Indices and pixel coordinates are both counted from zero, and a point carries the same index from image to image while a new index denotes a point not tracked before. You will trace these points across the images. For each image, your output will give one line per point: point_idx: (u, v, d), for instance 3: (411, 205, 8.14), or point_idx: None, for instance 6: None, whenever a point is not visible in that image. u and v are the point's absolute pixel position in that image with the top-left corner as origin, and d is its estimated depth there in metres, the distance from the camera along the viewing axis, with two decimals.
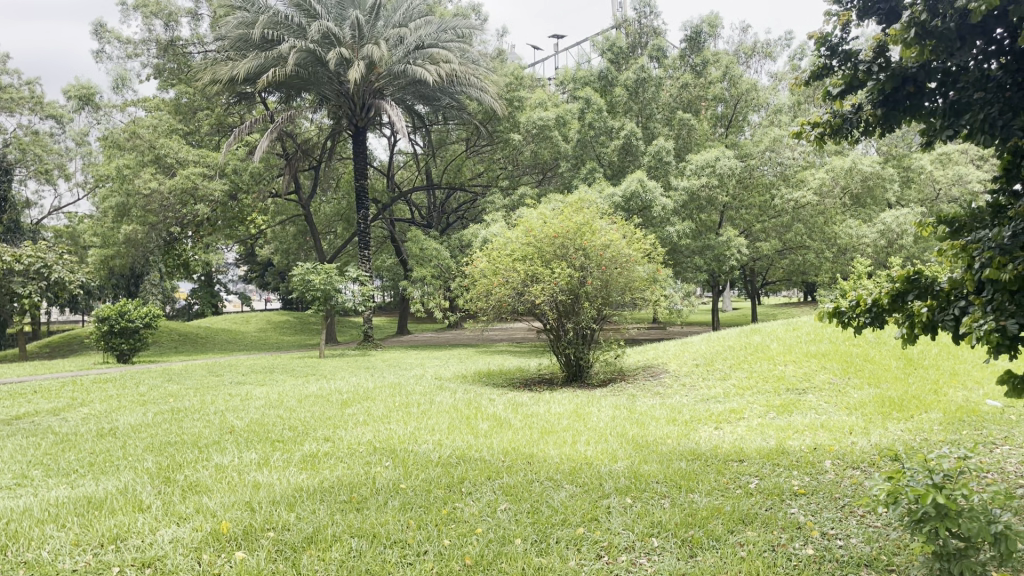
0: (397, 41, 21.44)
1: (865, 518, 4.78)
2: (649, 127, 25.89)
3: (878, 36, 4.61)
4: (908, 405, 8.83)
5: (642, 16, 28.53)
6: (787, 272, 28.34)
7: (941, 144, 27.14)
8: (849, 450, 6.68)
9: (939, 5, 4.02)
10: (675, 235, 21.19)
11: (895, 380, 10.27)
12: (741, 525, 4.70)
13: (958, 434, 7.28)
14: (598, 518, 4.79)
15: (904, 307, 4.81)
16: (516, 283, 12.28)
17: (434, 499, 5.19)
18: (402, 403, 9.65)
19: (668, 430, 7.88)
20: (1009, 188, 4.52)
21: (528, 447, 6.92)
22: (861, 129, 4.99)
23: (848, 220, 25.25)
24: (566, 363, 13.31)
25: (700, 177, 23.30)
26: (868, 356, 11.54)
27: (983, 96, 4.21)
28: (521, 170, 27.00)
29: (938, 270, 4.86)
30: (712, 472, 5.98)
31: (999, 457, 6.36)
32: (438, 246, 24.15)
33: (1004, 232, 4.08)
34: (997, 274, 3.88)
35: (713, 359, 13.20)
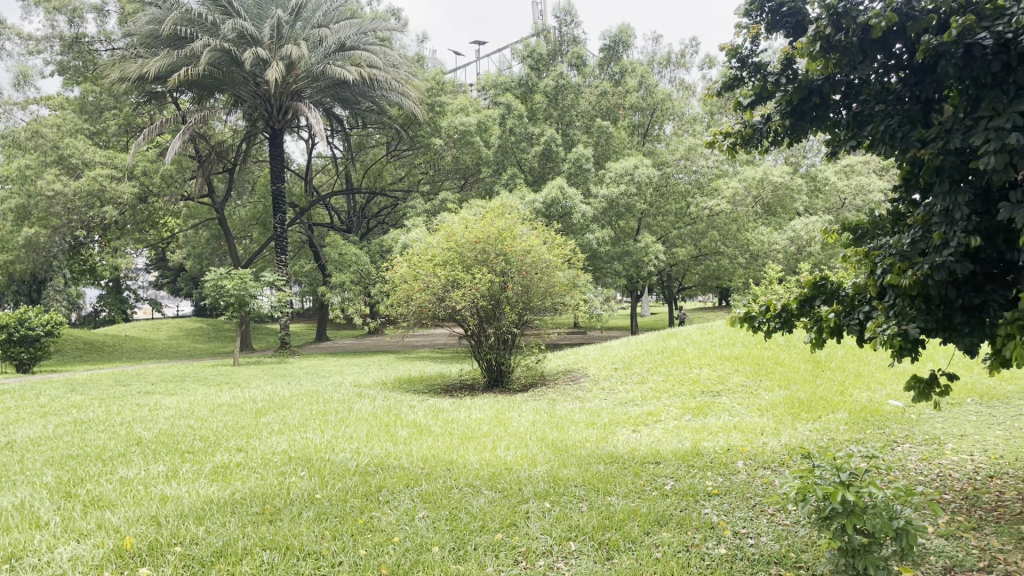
0: (316, 43, 21.14)
1: (774, 517, 4.92)
2: (567, 133, 26.03)
3: (785, 48, 4.76)
4: (816, 406, 9.15)
5: (562, 24, 28.91)
6: (702, 277, 29.00)
7: (846, 156, 28.25)
8: (760, 451, 6.88)
9: (841, 20, 4.21)
10: (594, 243, 21.41)
11: (803, 381, 10.64)
12: (656, 527, 4.76)
13: (863, 433, 7.58)
14: (516, 524, 4.79)
15: (810, 312, 4.99)
16: (436, 289, 12.19)
17: (350, 508, 5.10)
18: (319, 412, 9.43)
19: (586, 434, 7.95)
20: (907, 198, 4.78)
21: (448, 453, 6.87)
22: (769, 138, 5.21)
23: (760, 227, 25.99)
24: (487, 369, 13.28)
25: (619, 184, 23.53)
26: (778, 359, 11.94)
27: (883, 108, 4.42)
28: (443, 175, 26.89)
29: (842, 277, 5.09)
30: (629, 474, 6.07)
31: (901, 455, 6.65)
32: (357, 252, 23.79)
33: (903, 240, 4.32)
34: (898, 281, 4.10)
35: (632, 363, 13.39)
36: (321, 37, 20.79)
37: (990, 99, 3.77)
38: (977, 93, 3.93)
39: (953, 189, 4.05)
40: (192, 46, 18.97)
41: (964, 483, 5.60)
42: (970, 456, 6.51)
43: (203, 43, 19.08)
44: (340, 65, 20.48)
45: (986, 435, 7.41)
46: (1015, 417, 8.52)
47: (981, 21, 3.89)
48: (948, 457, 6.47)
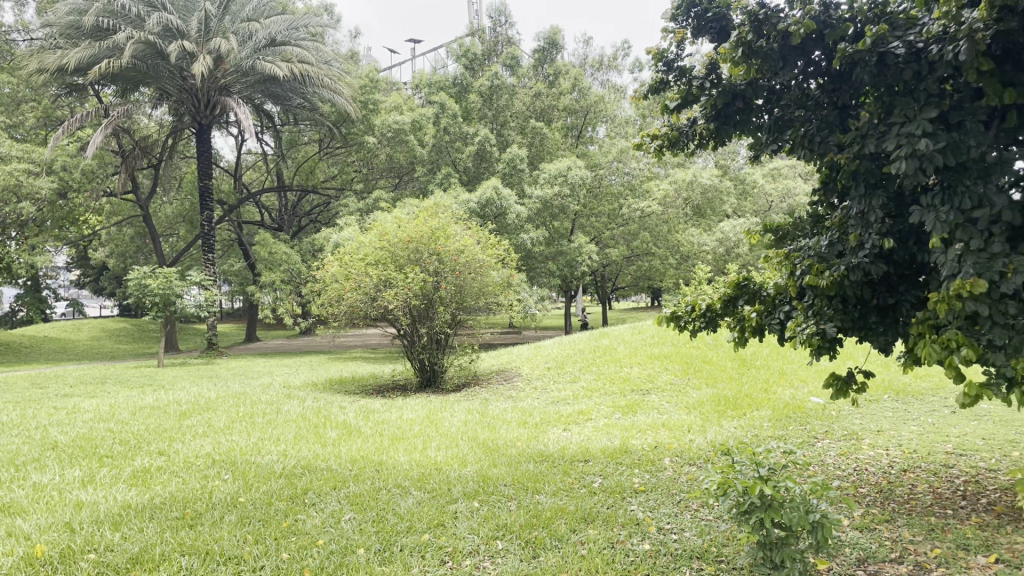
0: (246, 38, 20.73)
1: (698, 512, 5.02)
2: (501, 134, 26.10)
3: (710, 53, 4.85)
4: (741, 403, 9.37)
5: (496, 25, 28.98)
6: (635, 277, 29.39)
7: (772, 160, 28.97)
8: (687, 448, 7.01)
9: (763, 26, 4.32)
10: (528, 243, 21.53)
11: (730, 380, 10.89)
12: (583, 525, 4.80)
13: (786, 429, 7.79)
14: (444, 524, 4.78)
15: (733, 311, 5.11)
16: (368, 288, 12.06)
17: (274, 511, 5.01)
18: (245, 414, 9.23)
19: (517, 433, 7.97)
20: (825, 201, 4.94)
21: (377, 455, 6.81)
22: (695, 141, 5.31)
23: (690, 229, 26.50)
24: (420, 369, 13.20)
25: (553, 185, 23.64)
26: (706, 358, 12.19)
27: (803, 114, 4.56)
28: (376, 174, 26.65)
29: (764, 278, 5.23)
30: (558, 473, 6.11)
31: (821, 450, 6.86)
32: (288, 250, 23.38)
33: (821, 242, 4.46)
34: (816, 282, 4.23)
35: (564, 362, 13.48)
36: (251, 31, 20.40)
37: (902, 105, 3.91)
38: (890, 101, 4.07)
39: (868, 193, 4.18)
40: (115, 37, 18.39)
41: (878, 476, 5.81)
42: (885, 451, 6.75)
43: (127, 35, 18.52)
44: (271, 61, 20.13)
45: (901, 430, 7.71)
46: (927, 413, 8.87)
47: (893, 31, 4.05)
48: (865, 452, 6.70)
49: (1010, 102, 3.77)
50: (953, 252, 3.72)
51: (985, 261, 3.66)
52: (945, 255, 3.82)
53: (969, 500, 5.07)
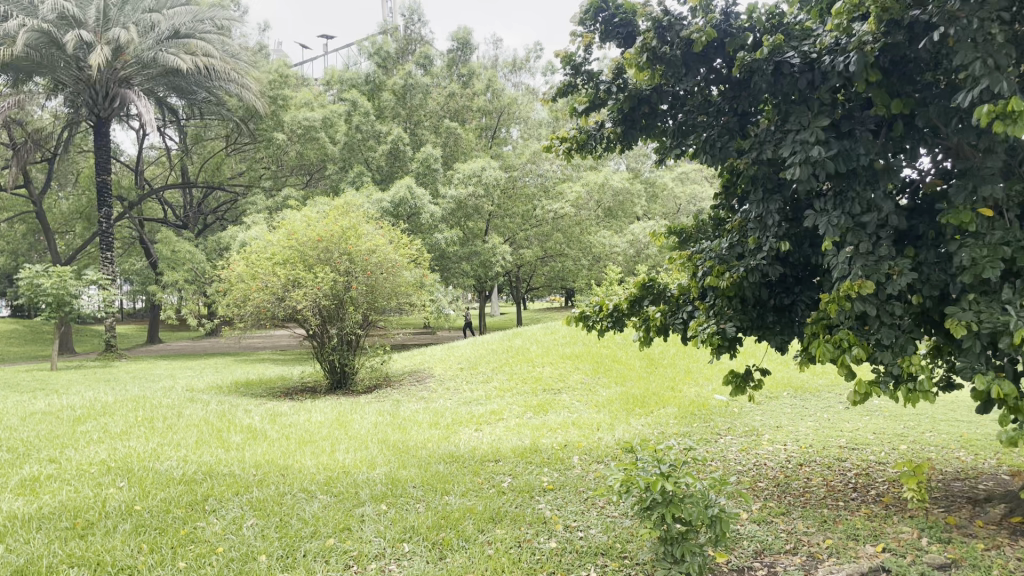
0: (148, 28, 19.98)
1: (604, 509, 5.10)
2: (415, 133, 25.96)
3: (616, 57, 4.91)
4: (649, 401, 9.57)
5: (410, 23, 29.03)
6: (548, 278, 29.67)
7: (681, 164, 29.71)
8: (595, 446, 7.12)
9: (666, 33, 4.41)
10: (442, 242, 21.50)
11: (638, 378, 11.11)
12: (491, 524, 4.81)
13: (691, 427, 8.00)
14: (349, 528, 4.71)
15: (639, 311, 5.21)
16: (276, 288, 11.78)
17: (172, 519, 4.84)
18: (144, 419, 8.88)
19: (428, 435, 7.94)
20: (726, 204, 5.09)
21: (283, 458, 6.67)
22: (603, 144, 5.38)
23: (602, 230, 26.92)
24: (330, 371, 12.98)
25: (467, 186, 23.57)
26: (615, 357, 12.41)
27: (706, 119, 4.69)
28: (286, 171, 26.09)
29: (668, 279, 5.36)
30: (468, 473, 6.11)
31: (723, 446, 7.07)
32: (193, 249, 22.61)
33: (721, 244, 4.59)
34: (717, 283, 4.35)
35: (477, 362, 13.49)
36: (153, 22, 19.68)
37: (797, 113, 4.06)
38: (787, 108, 4.23)
39: (766, 197, 4.34)
40: (4, 24, 17.44)
41: (776, 471, 6.03)
42: (783, 446, 7.02)
43: (18, 22, 17.59)
44: (174, 53, 19.47)
45: (798, 426, 8.03)
46: (823, 409, 9.27)
47: (790, 42, 4.20)
48: (764, 447, 6.95)
49: (896, 112, 3.97)
50: (844, 254, 3.89)
51: (873, 263, 3.84)
52: (837, 257, 3.99)
53: (859, 492, 5.31)
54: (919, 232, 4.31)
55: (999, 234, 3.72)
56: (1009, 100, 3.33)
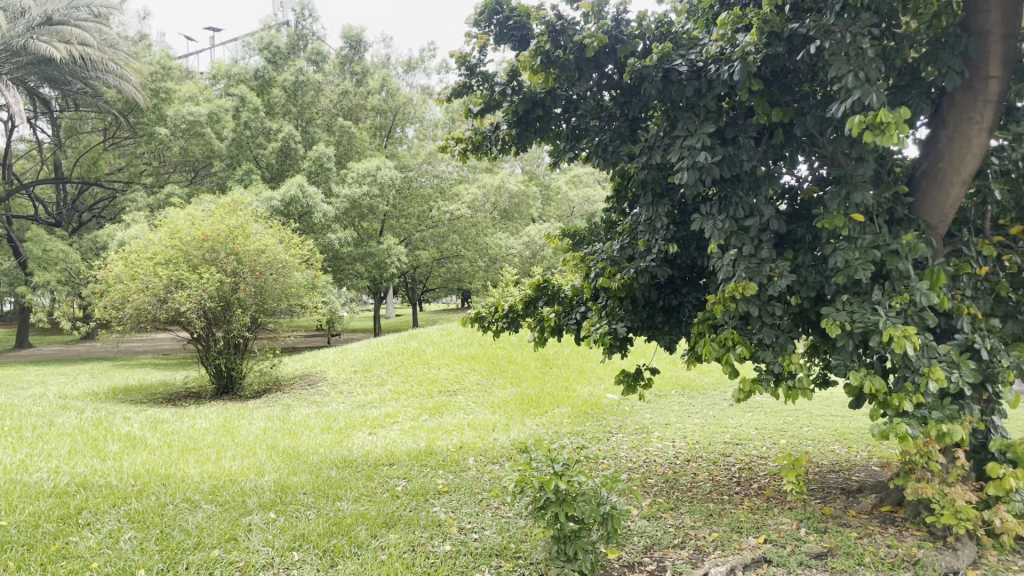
0: (16, 14, 18.78)
1: (499, 510, 5.11)
2: (307, 131, 25.41)
3: (511, 60, 4.91)
4: (543, 401, 9.67)
5: (301, 18, 28.47)
6: (444, 279, 29.58)
7: (573, 168, 30.22)
8: (489, 447, 7.14)
9: (559, 37, 4.45)
10: (335, 243, 21.13)
11: (533, 379, 11.22)
12: (384, 529, 4.74)
13: (583, 426, 8.14)
14: (236, 538, 4.54)
15: (534, 312, 5.24)
16: (158, 289, 11.25)
17: (41, 535, 4.54)
18: (10, 429, 8.32)
19: (320, 439, 7.76)
20: (618, 207, 5.19)
21: (165, 467, 6.37)
22: (497, 146, 5.38)
23: (497, 232, 27.05)
24: (216, 375, 12.52)
25: (360, 185, 23.15)
26: (510, 358, 12.49)
27: (598, 123, 4.77)
28: (169, 168, 25.00)
29: (562, 281, 5.42)
30: (361, 478, 6.00)
31: (615, 444, 7.22)
32: (66, 247, 21.32)
33: (613, 246, 4.68)
34: (608, 284, 4.43)
35: (371, 365, 13.30)
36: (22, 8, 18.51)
37: (684, 120, 4.18)
38: (675, 115, 4.35)
39: (655, 201, 4.45)
40: None
41: (666, 467, 6.20)
42: (671, 443, 7.22)
43: None
44: (46, 41, 18.36)
45: (685, 423, 8.29)
46: (709, 406, 9.62)
47: (678, 50, 4.32)
48: (654, 444, 7.14)
49: (776, 120, 4.15)
50: (728, 257, 4.03)
51: (756, 265, 4.00)
52: (722, 260, 4.12)
53: (742, 486, 5.53)
54: (797, 236, 4.51)
55: (869, 239, 3.95)
56: (878, 112, 3.53)
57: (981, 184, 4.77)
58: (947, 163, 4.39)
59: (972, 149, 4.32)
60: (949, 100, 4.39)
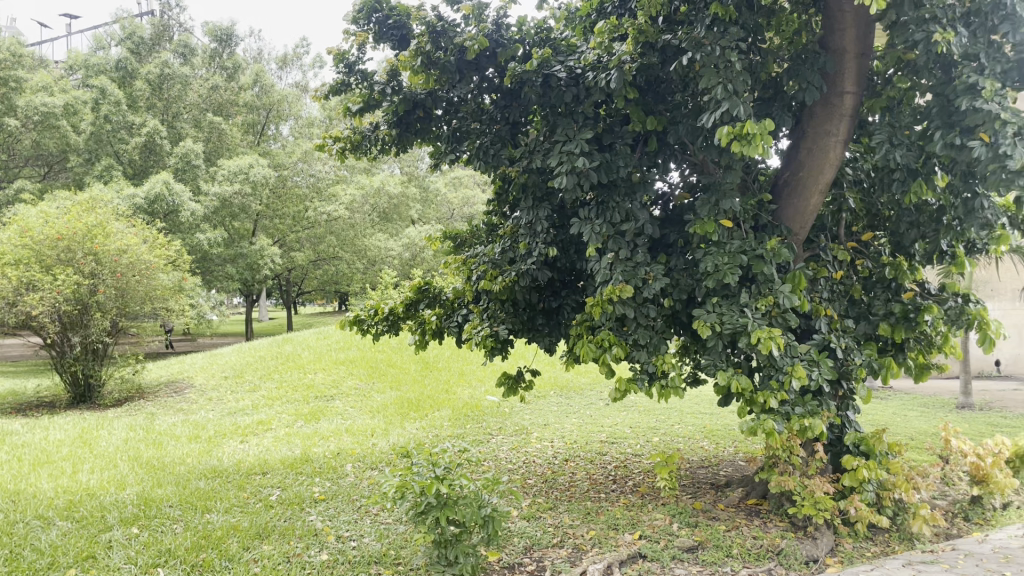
0: None
1: (377, 516, 5.02)
2: (173, 126, 24.23)
3: (391, 59, 4.85)
4: (423, 405, 9.60)
5: (166, 8, 26.83)
6: (321, 281, 28.88)
7: (453, 170, 30.14)
8: (368, 452, 7.01)
9: (440, 38, 4.40)
10: (204, 243, 20.27)
11: (412, 382, 11.11)
12: (257, 541, 4.56)
13: (463, 428, 8.13)
14: (95, 556, 4.26)
15: (415, 314, 5.18)
16: (5, 292, 10.42)
17: None
18: None
19: (188, 449, 7.40)
20: (498, 210, 5.20)
21: (13, 483, 5.91)
22: (377, 145, 5.28)
23: (376, 234, 26.62)
24: (72, 383, 11.74)
25: (232, 184, 22.16)
26: (390, 361, 12.32)
27: (479, 126, 4.76)
28: (19, 161, 23.24)
29: (443, 284, 5.39)
30: (232, 489, 5.75)
31: (495, 446, 7.25)
32: None
33: (494, 250, 4.69)
34: (490, 287, 4.45)
35: (243, 370, 12.81)
36: None
37: (563, 125, 4.24)
38: (555, 120, 4.41)
39: (534, 205, 4.50)
40: None
41: (545, 467, 6.28)
42: (550, 443, 7.31)
43: None
44: None
45: (563, 423, 8.41)
46: (586, 405, 9.82)
47: (558, 56, 4.41)
48: (533, 445, 7.21)
49: (651, 128, 4.28)
50: (605, 260, 4.12)
51: (632, 268, 4.11)
52: (600, 263, 4.21)
53: (619, 483, 5.67)
54: (670, 240, 4.66)
55: (737, 244, 4.12)
56: (745, 123, 3.69)
57: (836, 193, 5.08)
58: (806, 173, 4.65)
59: (829, 161, 4.59)
60: (808, 114, 4.65)
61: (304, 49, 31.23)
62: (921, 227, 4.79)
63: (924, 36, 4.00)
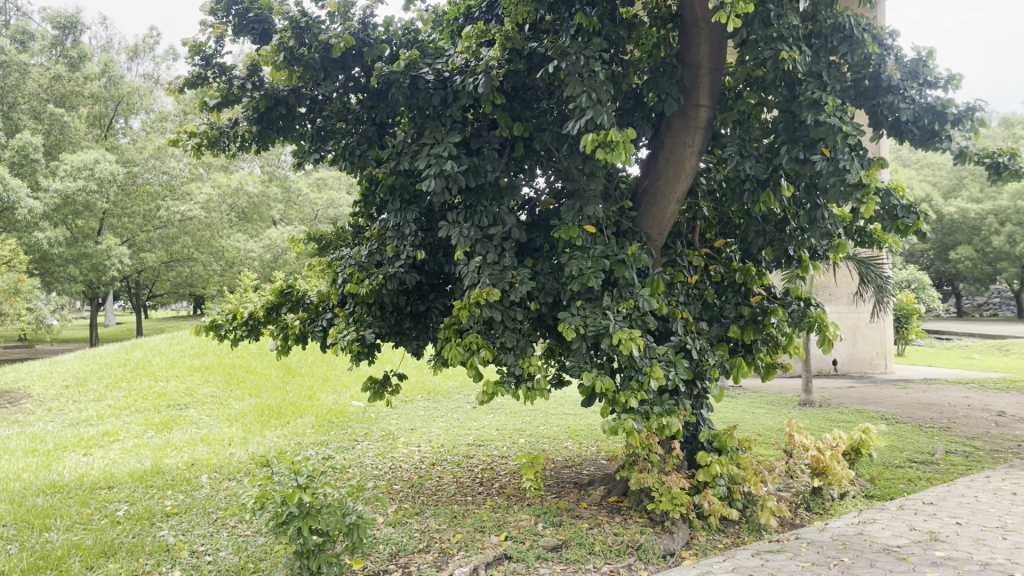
0: None
1: (235, 529, 4.82)
2: (8, 116, 22.42)
3: (251, 54, 4.63)
4: (285, 412, 9.30)
5: None
6: (175, 283, 27.47)
7: (318, 170, 29.40)
8: (226, 462, 6.72)
9: (304, 35, 4.29)
10: (44, 242, 18.85)
11: (274, 389, 10.74)
12: (102, 559, 4.27)
13: (327, 435, 7.95)
14: None
15: (277, 319, 5.00)
16: None
17: None
18: None
19: (23, 464, 6.84)
20: (365, 213, 5.11)
21: None
22: (237, 143, 5.01)
23: (235, 235, 25.60)
24: None
25: (76, 179, 20.65)
26: (249, 367, 11.87)
27: (345, 127, 4.66)
28: None
29: (307, 288, 5.23)
30: (74, 505, 5.36)
31: (360, 452, 7.12)
32: None
33: (361, 252, 4.60)
34: (356, 290, 4.37)
35: (87, 378, 11.99)
36: None
37: (431, 128, 4.23)
38: (423, 123, 4.39)
39: (403, 207, 4.45)
40: None
41: (411, 472, 6.22)
42: (417, 448, 7.26)
43: None
44: None
45: (429, 427, 8.38)
46: (453, 409, 9.82)
47: (426, 57, 4.45)
48: (399, 450, 7.13)
49: (518, 133, 4.33)
50: (473, 263, 4.13)
51: (499, 272, 4.16)
52: (468, 266, 4.22)
53: (485, 486, 5.69)
54: (536, 245, 4.73)
55: (600, 249, 4.24)
56: (609, 132, 3.80)
57: (692, 202, 5.30)
58: (664, 182, 4.82)
59: (684, 170, 4.79)
60: (666, 125, 4.83)
61: (156, 40, 29.67)
62: (767, 235, 5.06)
63: (773, 54, 4.27)
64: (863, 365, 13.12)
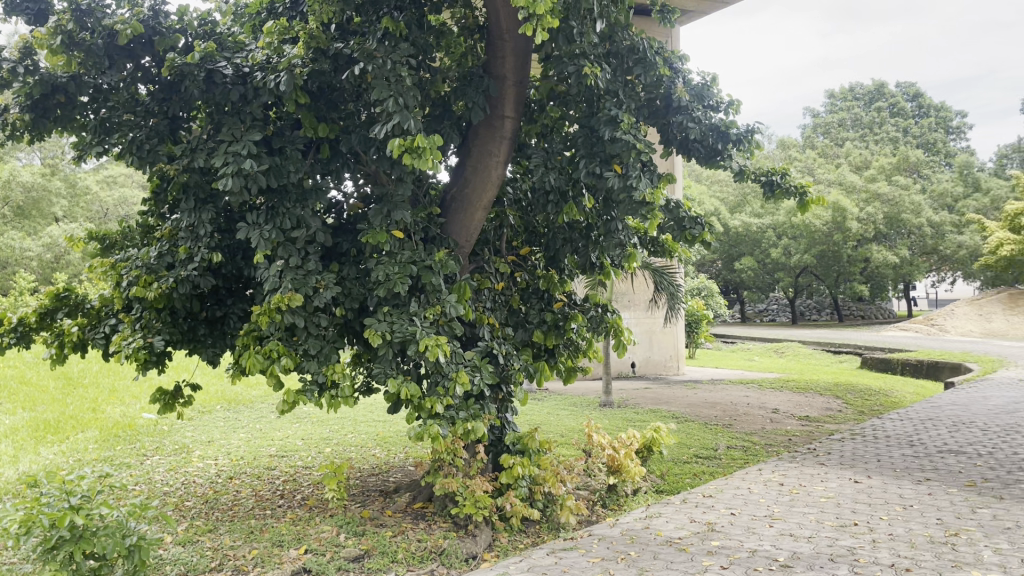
0: None
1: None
2: None
3: (23, 35, 4.19)
4: (64, 426, 8.51)
5: None
6: None
7: (108, 164, 27.13)
8: None
9: (86, 19, 3.97)
10: None
11: (51, 402, 9.79)
12: None
13: (113, 451, 7.36)
14: None
15: (51, 325, 4.55)
16: None
17: None
18: None
19: None
20: (155, 212, 4.78)
21: None
22: (7, 132, 4.48)
23: (7, 231, 23.04)
24: None
25: None
26: (21, 378, 10.74)
27: (132, 119, 4.33)
28: None
29: (88, 291, 4.81)
30: None
31: (149, 468, 6.65)
32: None
33: (150, 254, 4.30)
34: (143, 294, 4.08)
35: None
36: None
37: (230, 125, 4.04)
38: (220, 119, 4.18)
39: (198, 206, 4.20)
40: None
41: (206, 487, 5.89)
42: (213, 461, 6.90)
43: None
44: None
45: (228, 439, 7.99)
46: (255, 419, 9.41)
47: (224, 51, 4.25)
48: (193, 464, 6.74)
49: (323, 134, 4.22)
50: (274, 268, 3.98)
51: (302, 277, 4.04)
52: (268, 271, 4.06)
53: (286, 498, 5.50)
54: (342, 249, 4.61)
55: (407, 255, 4.23)
56: (416, 137, 3.79)
57: (498, 210, 5.38)
58: (472, 190, 4.88)
59: (491, 179, 4.87)
60: (474, 133, 4.89)
61: None
62: (571, 243, 5.24)
63: (576, 69, 4.49)
64: (659, 368, 13.95)
